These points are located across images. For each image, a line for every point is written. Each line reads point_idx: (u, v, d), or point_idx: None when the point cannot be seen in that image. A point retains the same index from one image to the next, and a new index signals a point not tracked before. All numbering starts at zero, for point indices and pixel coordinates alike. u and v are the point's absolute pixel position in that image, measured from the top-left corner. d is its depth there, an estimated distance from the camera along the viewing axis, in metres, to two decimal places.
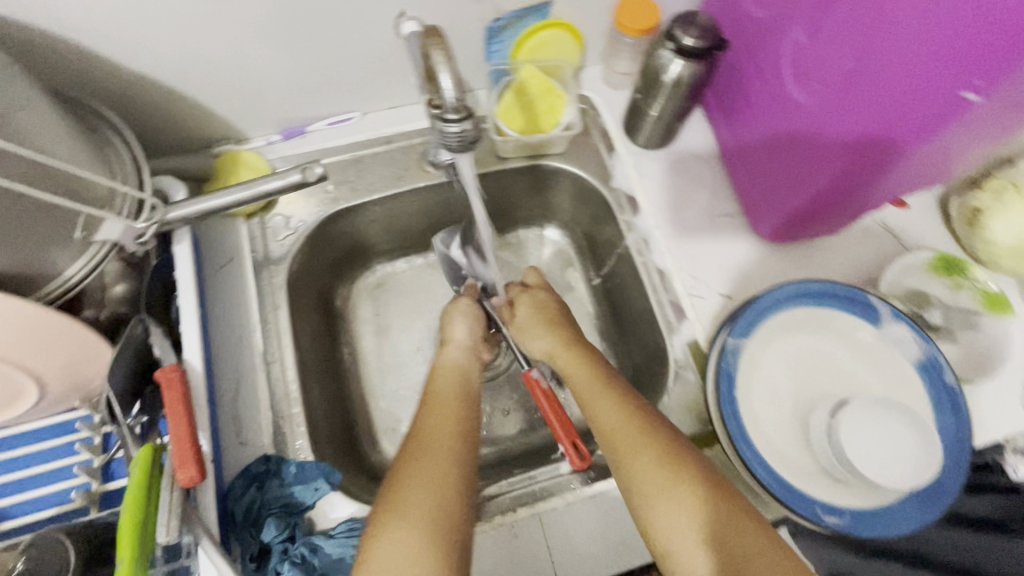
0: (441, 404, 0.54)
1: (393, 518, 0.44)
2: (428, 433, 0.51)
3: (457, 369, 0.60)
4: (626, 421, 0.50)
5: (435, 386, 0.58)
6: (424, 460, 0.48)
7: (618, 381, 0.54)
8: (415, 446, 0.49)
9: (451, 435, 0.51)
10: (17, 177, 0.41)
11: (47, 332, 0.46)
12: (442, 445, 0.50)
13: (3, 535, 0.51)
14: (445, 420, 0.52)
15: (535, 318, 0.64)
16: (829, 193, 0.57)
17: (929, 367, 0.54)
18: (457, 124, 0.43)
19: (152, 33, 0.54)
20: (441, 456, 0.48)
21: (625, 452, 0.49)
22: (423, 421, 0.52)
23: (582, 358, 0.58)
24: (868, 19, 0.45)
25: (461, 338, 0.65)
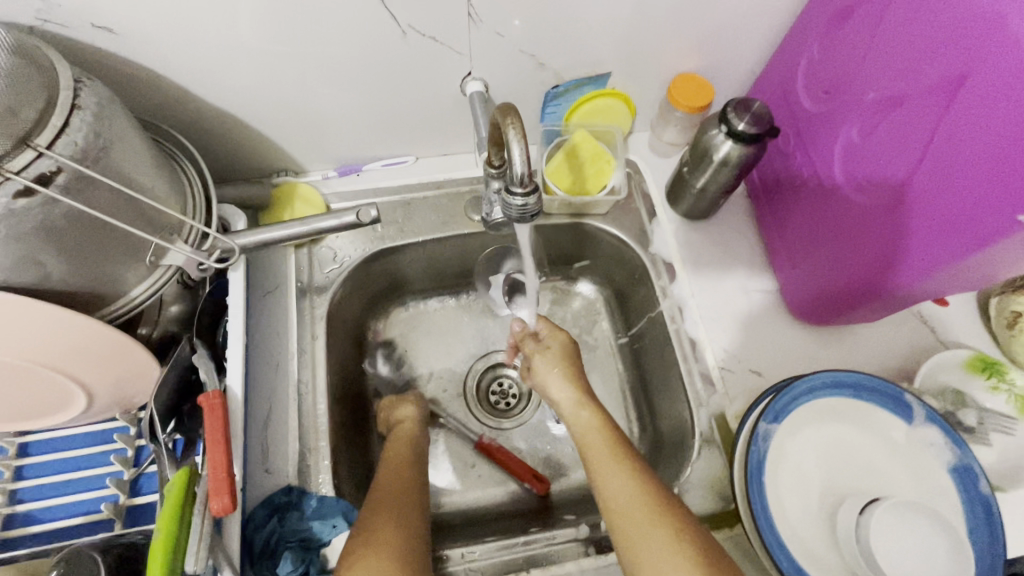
0: (402, 463, 0.58)
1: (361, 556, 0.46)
2: (382, 489, 0.54)
3: (409, 436, 0.64)
4: (635, 493, 0.49)
5: (392, 447, 0.62)
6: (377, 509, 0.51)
7: (629, 449, 0.54)
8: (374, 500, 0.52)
9: (403, 491, 0.54)
10: (103, 205, 0.43)
11: (105, 349, 0.48)
12: (391, 495, 0.53)
13: (30, 539, 0.52)
14: (399, 481, 0.55)
15: (556, 365, 0.65)
16: (869, 286, 0.57)
17: (963, 473, 0.53)
18: (521, 197, 0.46)
19: (239, 74, 0.57)
20: (398, 506, 0.52)
21: (632, 528, 0.48)
22: (381, 477, 0.57)
23: (602, 421, 0.58)
24: (928, 131, 0.47)
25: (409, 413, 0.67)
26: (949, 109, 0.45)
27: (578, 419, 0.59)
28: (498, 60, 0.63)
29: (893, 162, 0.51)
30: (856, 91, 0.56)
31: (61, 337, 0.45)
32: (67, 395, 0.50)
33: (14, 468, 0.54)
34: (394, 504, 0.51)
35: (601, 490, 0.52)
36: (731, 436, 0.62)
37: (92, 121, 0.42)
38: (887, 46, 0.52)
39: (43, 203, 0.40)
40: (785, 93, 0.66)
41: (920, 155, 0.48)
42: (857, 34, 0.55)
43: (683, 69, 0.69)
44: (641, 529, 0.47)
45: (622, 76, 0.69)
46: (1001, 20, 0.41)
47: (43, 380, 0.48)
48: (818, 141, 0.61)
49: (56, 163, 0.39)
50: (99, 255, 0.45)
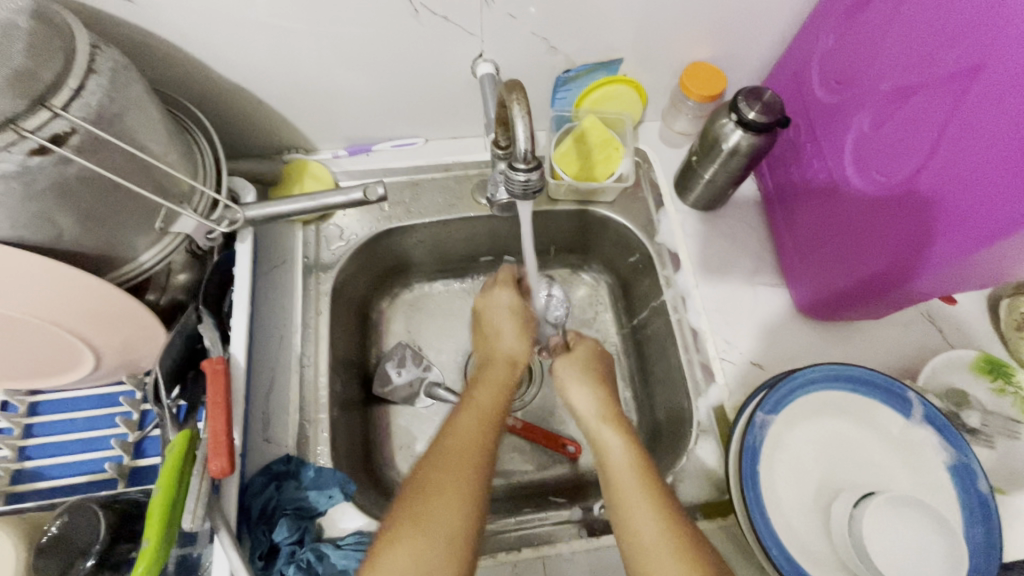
0: (477, 410, 0.53)
1: (413, 532, 0.43)
2: (456, 441, 0.49)
3: (499, 378, 0.58)
4: (669, 544, 0.45)
5: (476, 392, 0.55)
6: (451, 464, 0.47)
7: (664, 485, 0.49)
8: (440, 455, 0.48)
9: (477, 456, 0.48)
10: (116, 169, 0.44)
11: (113, 312, 0.49)
12: (468, 456, 0.48)
13: (36, 494, 0.53)
14: (477, 436, 0.50)
15: (578, 372, 0.62)
16: (875, 281, 0.56)
17: (962, 472, 0.52)
18: (524, 173, 0.45)
19: (253, 50, 0.58)
20: (464, 466, 0.47)
21: (656, 570, 0.44)
22: (455, 425, 0.51)
23: (628, 443, 0.53)
24: (941, 123, 0.47)
25: (511, 353, 0.62)
26: (964, 99, 0.45)
27: (607, 441, 0.54)
28: (510, 42, 0.63)
29: (904, 153, 0.51)
30: (870, 81, 0.55)
31: (68, 298, 0.46)
32: (76, 356, 0.51)
33: (23, 426, 0.56)
34: (463, 473, 0.47)
35: (627, 525, 0.47)
36: (728, 427, 0.62)
37: (106, 85, 0.43)
38: (902, 36, 0.51)
39: (56, 162, 0.41)
40: (798, 83, 0.65)
41: (931, 145, 0.48)
42: (874, 23, 0.54)
43: (697, 58, 0.69)
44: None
45: (634, 63, 0.68)
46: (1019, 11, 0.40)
47: (53, 340, 0.49)
48: (830, 132, 0.60)
49: (70, 124, 0.40)
50: (109, 219, 0.46)
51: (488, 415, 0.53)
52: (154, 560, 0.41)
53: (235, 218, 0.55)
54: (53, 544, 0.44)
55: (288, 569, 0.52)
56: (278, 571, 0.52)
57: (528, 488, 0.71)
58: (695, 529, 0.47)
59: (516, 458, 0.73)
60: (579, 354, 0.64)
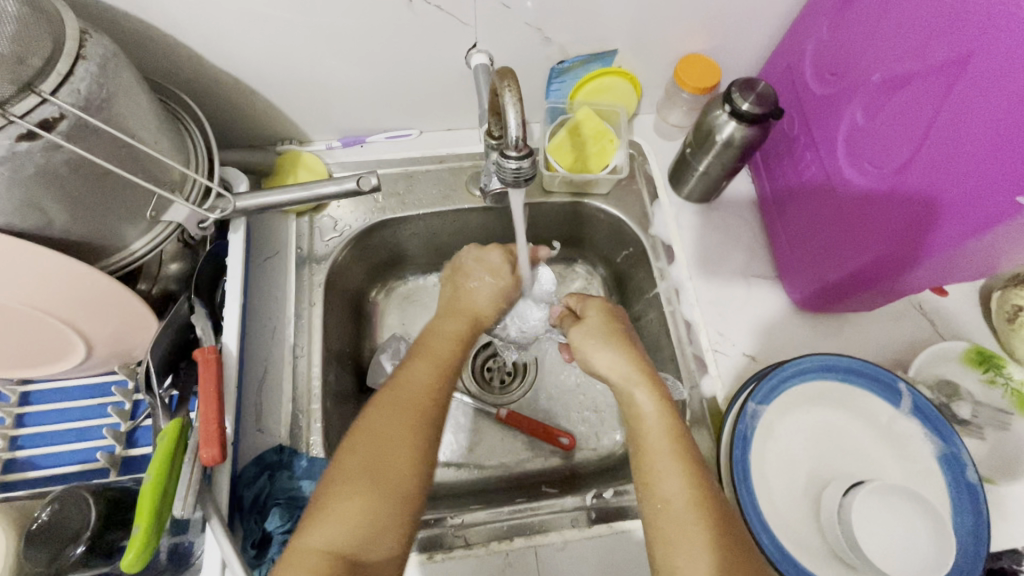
0: (431, 359, 0.56)
1: (359, 471, 0.47)
2: (404, 388, 0.52)
3: (456, 330, 0.61)
4: (693, 506, 0.47)
5: (431, 342, 0.58)
6: (395, 414, 0.50)
7: (695, 455, 0.50)
8: (389, 401, 0.51)
9: (425, 401, 0.52)
10: (104, 156, 0.44)
11: (103, 301, 0.49)
12: (415, 400, 0.51)
13: (29, 483, 0.53)
14: (427, 383, 0.53)
15: (598, 335, 0.59)
16: (866, 270, 0.56)
17: (951, 460, 0.53)
18: (515, 160, 0.45)
19: (245, 39, 0.58)
20: (408, 415, 0.50)
21: (662, 483, 0.48)
22: (405, 374, 0.54)
23: (663, 409, 0.53)
24: (931, 111, 0.47)
25: (480, 305, 0.65)
26: (953, 88, 0.45)
27: (637, 399, 0.54)
28: (504, 32, 0.62)
29: (895, 143, 0.51)
30: (861, 72, 0.55)
31: (56, 284, 0.46)
32: (66, 345, 0.51)
33: (15, 416, 0.56)
34: (411, 415, 0.50)
35: (652, 486, 0.49)
36: (721, 418, 0.62)
37: (96, 71, 0.42)
38: (894, 26, 0.51)
39: (45, 148, 0.40)
40: (792, 76, 0.65)
41: (921, 136, 0.48)
42: (865, 14, 0.54)
43: (692, 49, 0.69)
44: (688, 547, 0.45)
45: (629, 54, 0.68)
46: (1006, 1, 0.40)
47: (43, 328, 0.49)
48: (822, 123, 0.61)
49: (59, 110, 0.40)
50: (100, 208, 0.46)
51: (441, 365, 0.56)
52: (143, 548, 0.41)
53: (226, 207, 0.55)
54: (43, 531, 0.44)
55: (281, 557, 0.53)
56: (271, 560, 0.53)
57: (523, 479, 0.71)
58: (719, 497, 0.48)
59: (510, 450, 0.73)
60: (591, 319, 0.62)
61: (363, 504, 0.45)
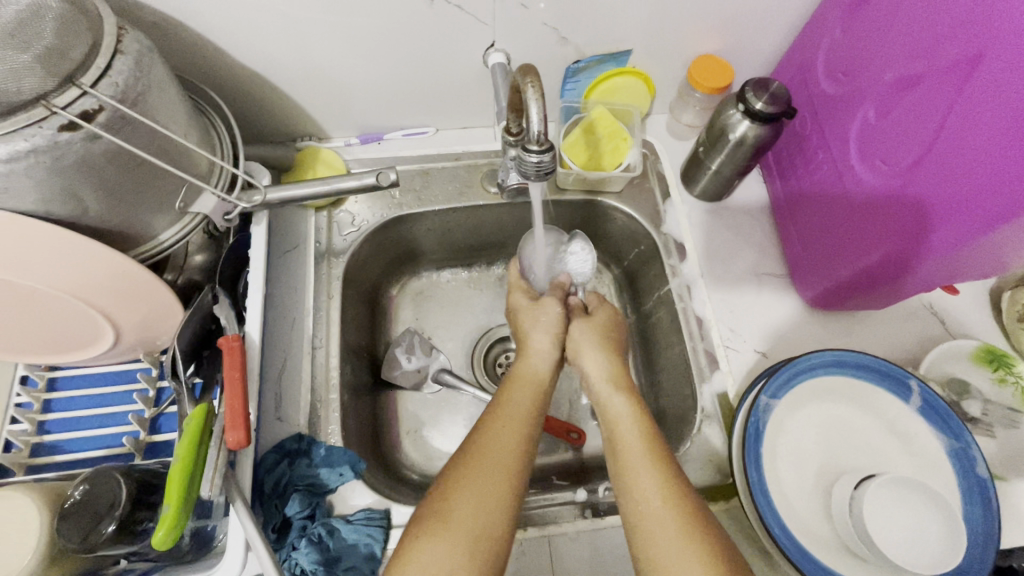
0: (512, 416, 0.52)
1: (441, 530, 0.44)
2: (488, 447, 0.49)
3: (532, 374, 0.58)
4: (668, 501, 0.46)
5: (510, 393, 0.55)
6: (480, 474, 0.47)
7: (667, 452, 0.50)
8: (473, 456, 0.49)
9: (509, 461, 0.48)
10: (139, 146, 0.45)
11: (132, 288, 0.50)
12: (501, 461, 0.48)
13: (55, 467, 0.55)
14: (512, 442, 0.50)
15: (592, 331, 0.63)
16: (878, 270, 0.57)
17: (961, 455, 0.53)
18: (537, 155, 0.46)
19: (270, 38, 0.59)
20: (496, 476, 0.47)
21: (638, 484, 0.48)
22: (487, 429, 0.51)
23: (637, 412, 0.54)
24: (941, 112, 0.48)
25: (540, 346, 0.62)
26: (964, 89, 0.46)
27: (614, 405, 0.55)
28: (521, 32, 0.64)
29: (907, 143, 0.52)
30: (873, 74, 0.56)
31: (89, 271, 0.47)
32: (95, 331, 0.53)
33: (42, 401, 0.57)
34: (495, 479, 0.47)
35: (630, 493, 0.48)
36: (732, 413, 0.63)
37: (132, 65, 0.44)
38: (904, 29, 0.52)
39: (85, 139, 0.42)
40: (804, 77, 0.66)
41: (932, 135, 0.49)
42: (877, 17, 0.55)
43: (705, 50, 0.70)
44: (670, 546, 0.44)
45: (643, 54, 0.69)
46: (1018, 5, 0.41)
47: (75, 314, 0.50)
48: (834, 124, 0.62)
49: (98, 101, 0.41)
50: (132, 197, 0.47)
51: (523, 421, 0.53)
52: (173, 525, 0.42)
53: (253, 199, 0.57)
54: (75, 509, 0.44)
55: (299, 542, 0.54)
56: (290, 544, 0.54)
57: (534, 472, 0.72)
58: (694, 493, 0.48)
59: None
60: (596, 319, 0.65)
61: (449, 573, 0.42)
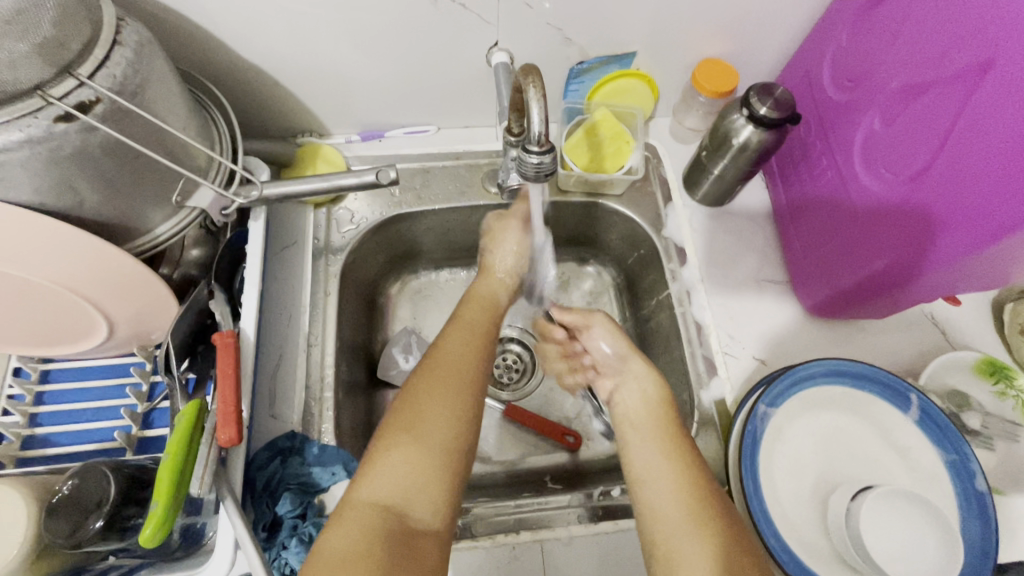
0: (467, 332, 0.56)
1: (407, 434, 0.47)
2: (446, 359, 0.52)
3: (488, 293, 0.63)
4: (685, 491, 0.47)
5: (467, 313, 0.59)
6: (440, 381, 0.50)
7: (689, 445, 0.51)
8: (434, 367, 0.52)
9: (465, 367, 0.52)
10: (137, 138, 0.45)
11: (127, 282, 0.50)
12: (456, 367, 0.52)
13: (45, 460, 0.54)
14: (465, 351, 0.54)
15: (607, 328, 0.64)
16: (877, 279, 0.57)
17: (960, 469, 0.53)
18: (537, 155, 0.45)
19: (272, 33, 0.59)
20: (453, 380, 0.51)
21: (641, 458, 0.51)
22: (444, 343, 0.55)
23: (660, 399, 0.55)
24: (949, 120, 0.47)
25: (504, 268, 0.66)
26: (972, 97, 0.45)
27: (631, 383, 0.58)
28: (524, 32, 0.63)
29: (912, 149, 0.51)
30: (879, 80, 0.55)
31: (82, 263, 0.46)
32: (89, 324, 0.52)
33: (35, 393, 0.57)
34: (453, 383, 0.50)
35: (636, 463, 0.51)
36: (730, 420, 0.62)
37: (131, 57, 0.44)
38: (912, 34, 0.51)
39: (81, 130, 0.41)
40: (809, 82, 0.66)
41: (938, 143, 0.48)
42: (887, 21, 0.54)
43: (710, 54, 0.69)
44: (681, 531, 0.45)
45: (648, 56, 0.69)
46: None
47: (69, 307, 0.50)
48: (839, 129, 0.61)
49: (95, 93, 0.41)
50: (128, 190, 0.47)
51: (481, 339, 0.56)
52: (161, 523, 0.42)
53: (251, 194, 0.56)
54: (64, 504, 0.44)
55: (290, 542, 0.53)
56: (280, 543, 0.53)
57: (529, 475, 0.72)
58: (715, 486, 0.48)
59: (517, 446, 0.74)
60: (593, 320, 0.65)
61: (415, 472, 0.45)
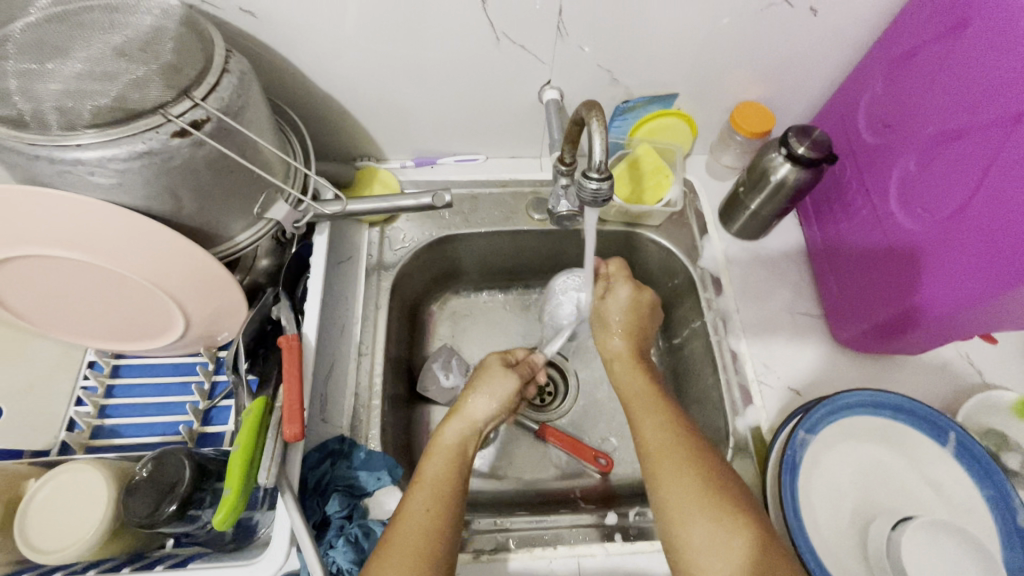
0: (431, 489, 0.50)
1: None
2: (402, 532, 0.47)
3: (457, 440, 0.56)
4: (670, 443, 0.51)
5: (426, 466, 0.53)
6: (394, 562, 0.45)
7: (667, 402, 0.56)
8: (390, 543, 0.46)
9: (427, 538, 0.47)
10: (235, 151, 0.50)
11: (212, 286, 0.54)
12: (413, 547, 0.46)
13: (112, 449, 0.58)
14: (428, 515, 0.48)
15: (613, 310, 0.67)
16: (915, 315, 0.58)
17: (1003, 506, 0.53)
18: (596, 182, 0.49)
19: (349, 68, 0.65)
20: (410, 556, 0.45)
21: (647, 435, 0.53)
22: (402, 509, 0.49)
23: (645, 375, 0.61)
24: (984, 164, 0.50)
25: (476, 415, 0.59)
26: (1006, 143, 0.48)
27: (622, 368, 0.63)
28: (576, 72, 0.68)
29: (948, 191, 0.54)
30: (916, 124, 0.58)
31: (173, 264, 0.51)
32: (169, 321, 0.56)
33: (106, 386, 0.61)
34: (410, 561, 0.45)
35: (637, 433, 0.54)
36: (765, 447, 0.63)
37: (236, 83, 0.49)
38: (947, 86, 0.55)
39: (192, 145, 0.46)
40: (845, 126, 0.69)
41: (973, 187, 0.51)
42: (921, 73, 0.58)
43: (747, 97, 0.74)
44: (669, 473, 0.49)
45: (688, 98, 0.74)
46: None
47: (156, 303, 0.54)
48: (876, 170, 0.64)
49: (207, 113, 0.46)
50: (220, 200, 0.52)
51: (443, 492, 0.51)
52: (232, 508, 0.44)
53: (335, 208, 0.61)
54: (144, 483, 0.47)
55: (337, 541, 0.55)
56: (328, 542, 0.55)
57: (558, 494, 0.73)
58: (694, 432, 0.53)
59: (549, 466, 0.75)
60: (619, 297, 0.67)
61: None
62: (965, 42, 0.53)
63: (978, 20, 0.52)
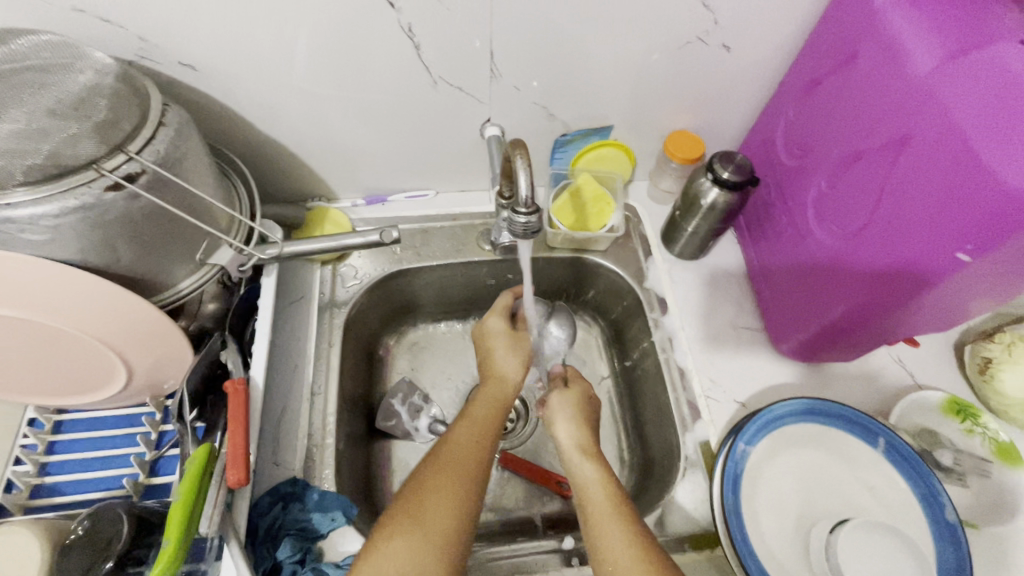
0: (475, 427, 0.58)
1: (410, 528, 0.48)
2: (450, 452, 0.54)
3: (497, 392, 0.64)
4: (636, 559, 0.48)
5: (473, 407, 0.61)
6: (445, 478, 0.52)
7: (634, 514, 0.53)
8: (441, 460, 0.54)
9: (472, 469, 0.53)
10: (173, 203, 0.51)
11: (154, 336, 0.54)
12: (461, 467, 0.53)
13: (53, 509, 0.56)
14: (472, 449, 0.55)
15: (570, 411, 0.65)
16: (840, 322, 0.62)
17: (933, 503, 0.55)
18: (524, 216, 0.52)
19: (292, 114, 0.67)
20: (459, 472, 0.52)
21: (605, 535, 0.51)
22: (452, 435, 0.56)
23: (607, 477, 0.57)
24: (881, 182, 0.54)
25: (510, 373, 0.67)
26: (896, 164, 0.52)
27: (584, 471, 0.58)
28: (514, 109, 0.72)
29: (855, 208, 0.58)
30: (823, 148, 0.63)
31: (112, 315, 0.51)
32: (111, 372, 0.56)
33: (47, 443, 0.59)
34: (456, 476, 0.52)
35: (601, 549, 0.50)
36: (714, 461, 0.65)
37: (172, 135, 0.50)
38: (846, 112, 0.60)
39: (126, 198, 0.47)
40: (767, 149, 0.74)
41: (873, 204, 0.55)
42: (824, 100, 0.63)
43: (678, 126, 0.78)
44: None
45: (623, 129, 0.78)
46: (947, 103, 0.47)
47: (96, 356, 0.54)
48: (795, 189, 0.68)
49: (141, 166, 0.48)
50: (161, 250, 0.52)
51: (485, 429, 0.58)
52: (172, 559, 0.43)
53: (268, 252, 0.61)
54: (80, 540, 0.47)
55: None
56: None
57: (521, 522, 0.73)
58: (661, 551, 0.50)
59: (511, 494, 0.75)
60: (572, 394, 0.68)
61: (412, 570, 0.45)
62: (858, 72, 0.58)
63: (866, 55, 0.57)
